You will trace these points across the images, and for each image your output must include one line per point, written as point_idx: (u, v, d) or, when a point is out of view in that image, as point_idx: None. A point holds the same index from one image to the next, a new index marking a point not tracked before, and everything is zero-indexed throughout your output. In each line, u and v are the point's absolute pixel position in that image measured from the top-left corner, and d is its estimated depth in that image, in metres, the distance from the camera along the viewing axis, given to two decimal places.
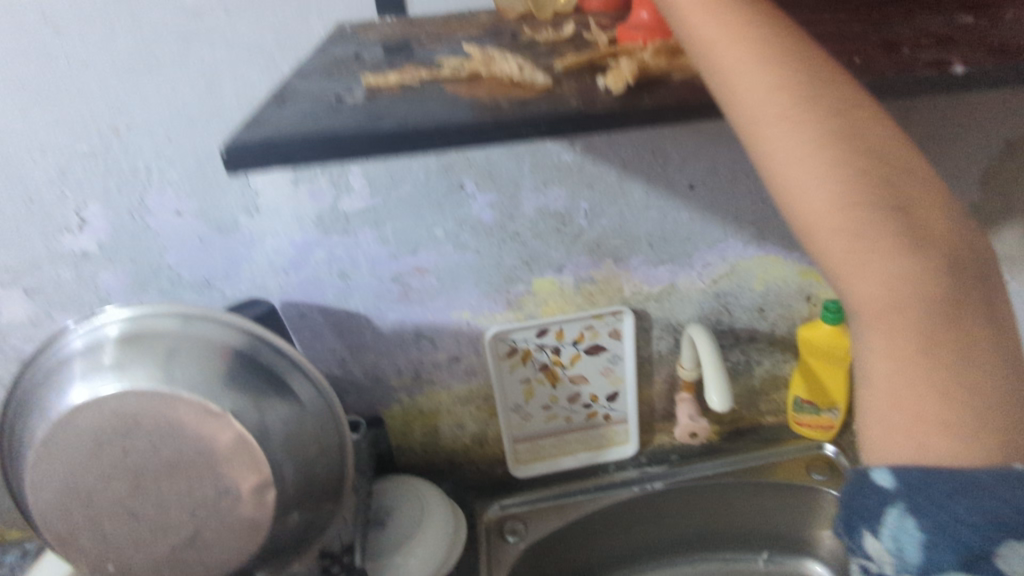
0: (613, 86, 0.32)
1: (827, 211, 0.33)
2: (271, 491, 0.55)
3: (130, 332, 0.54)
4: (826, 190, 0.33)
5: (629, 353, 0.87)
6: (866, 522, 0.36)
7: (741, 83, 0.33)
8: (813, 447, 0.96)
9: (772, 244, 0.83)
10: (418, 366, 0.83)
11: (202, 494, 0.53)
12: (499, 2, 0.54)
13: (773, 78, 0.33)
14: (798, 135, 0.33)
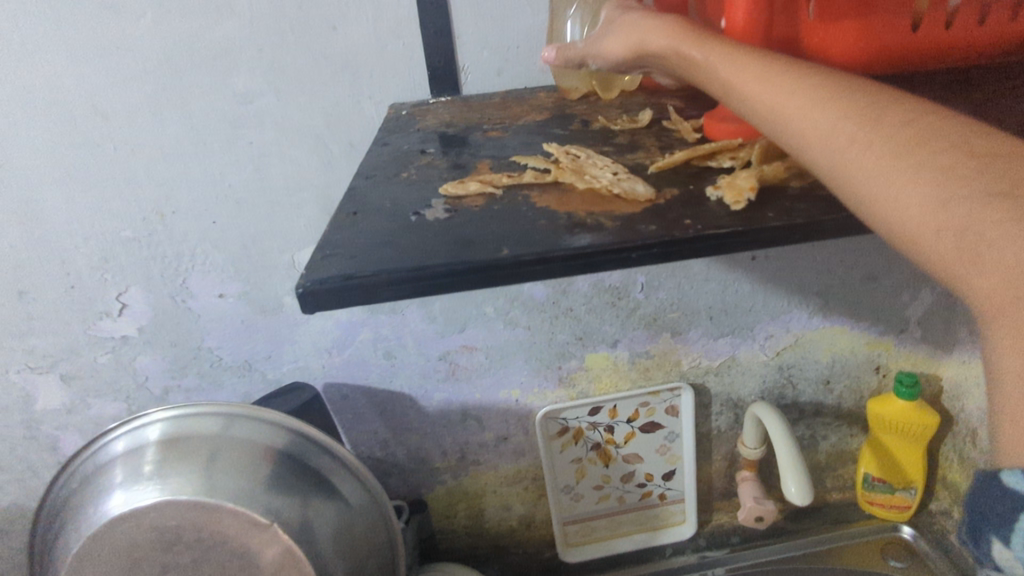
0: (734, 201, 0.29)
1: (930, 221, 0.24)
2: None
3: (171, 434, 0.50)
4: (927, 199, 0.24)
5: (686, 430, 0.81)
6: (995, 526, 0.20)
7: (799, 121, 0.29)
8: (887, 528, 0.88)
9: (840, 314, 0.78)
10: (464, 446, 0.78)
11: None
12: (562, 83, 0.53)
13: (832, 109, 0.29)
14: (890, 156, 0.26)
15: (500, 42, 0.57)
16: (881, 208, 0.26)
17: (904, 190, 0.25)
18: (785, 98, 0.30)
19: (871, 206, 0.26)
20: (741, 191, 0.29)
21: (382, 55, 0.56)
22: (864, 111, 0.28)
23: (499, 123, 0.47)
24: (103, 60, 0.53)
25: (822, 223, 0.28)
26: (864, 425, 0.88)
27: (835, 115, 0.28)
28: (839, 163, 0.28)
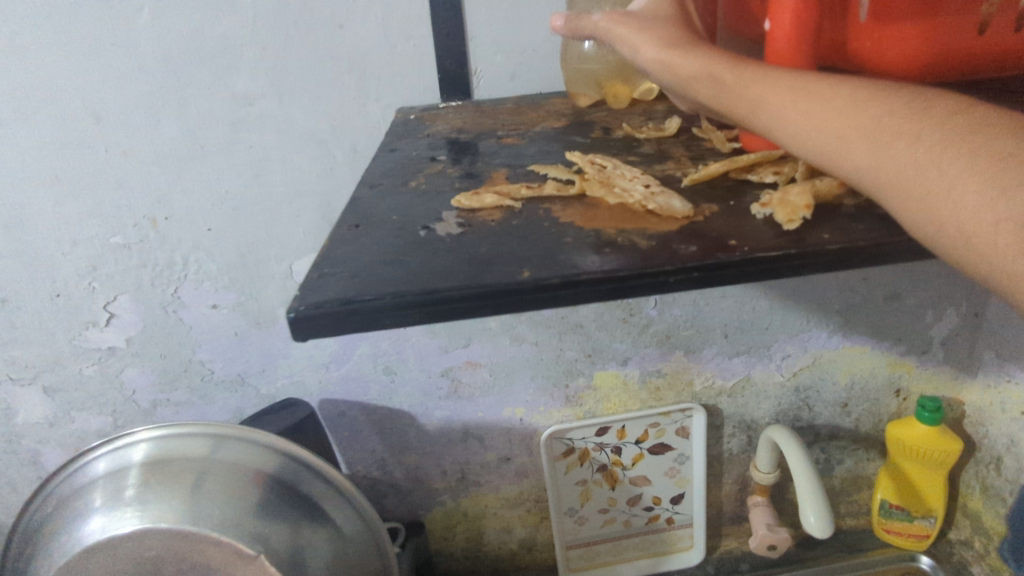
0: (786, 219, 0.26)
1: (992, 216, 0.22)
2: None
3: (157, 455, 0.47)
4: (983, 188, 0.22)
5: (698, 453, 0.78)
6: None
7: (825, 123, 0.27)
8: (904, 558, 0.84)
9: (860, 334, 0.75)
10: (465, 466, 0.75)
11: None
12: (572, 87, 0.50)
13: (857, 107, 0.27)
14: (936, 152, 0.24)
15: (514, 45, 0.54)
16: (932, 207, 0.24)
17: (956, 183, 0.23)
18: (811, 104, 0.28)
19: (915, 209, 0.24)
20: (795, 209, 0.27)
21: (390, 57, 0.53)
22: (899, 112, 0.26)
23: (513, 130, 0.44)
24: (95, 56, 0.50)
25: (886, 246, 0.25)
26: (881, 449, 0.85)
27: (868, 116, 0.26)
28: (877, 168, 0.26)
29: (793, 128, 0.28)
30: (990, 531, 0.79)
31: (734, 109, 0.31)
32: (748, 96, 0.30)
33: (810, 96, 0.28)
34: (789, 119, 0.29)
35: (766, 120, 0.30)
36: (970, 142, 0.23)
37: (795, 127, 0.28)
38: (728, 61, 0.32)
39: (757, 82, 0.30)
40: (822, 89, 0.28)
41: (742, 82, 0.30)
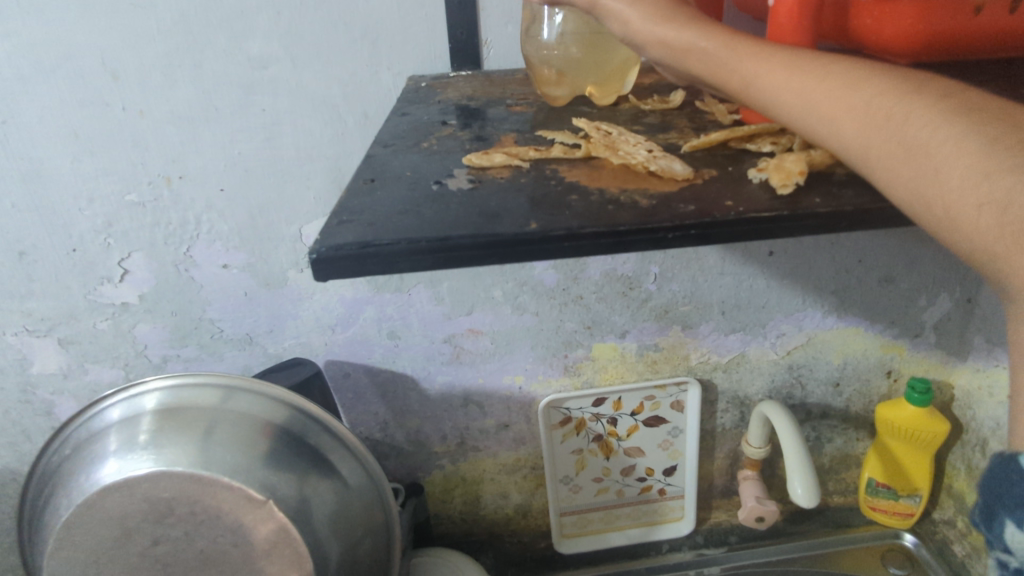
0: (780, 184, 0.28)
1: (971, 195, 0.23)
2: None
3: (168, 404, 0.49)
4: (967, 173, 0.23)
5: (691, 426, 0.80)
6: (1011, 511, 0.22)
7: (818, 103, 0.29)
8: (889, 535, 0.88)
9: (854, 315, 0.77)
10: (464, 432, 0.77)
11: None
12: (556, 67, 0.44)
13: (853, 88, 0.28)
14: (927, 136, 0.25)
15: None
16: (919, 186, 0.25)
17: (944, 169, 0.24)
18: (808, 84, 0.29)
19: (904, 189, 0.25)
20: (789, 174, 0.28)
21: (404, 25, 0.54)
22: (890, 92, 0.27)
23: (523, 99, 0.45)
24: (115, 16, 0.51)
25: (872, 213, 0.26)
26: (870, 429, 0.87)
27: (863, 98, 0.27)
28: (868, 147, 0.27)
29: (790, 106, 0.30)
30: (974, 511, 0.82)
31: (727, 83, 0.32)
32: (746, 73, 0.31)
33: (807, 76, 0.29)
34: (785, 99, 0.30)
35: (763, 97, 0.31)
36: (961, 128, 0.24)
37: (789, 105, 0.30)
38: (726, 38, 0.32)
39: (749, 58, 0.31)
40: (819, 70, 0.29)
41: (736, 57, 0.31)
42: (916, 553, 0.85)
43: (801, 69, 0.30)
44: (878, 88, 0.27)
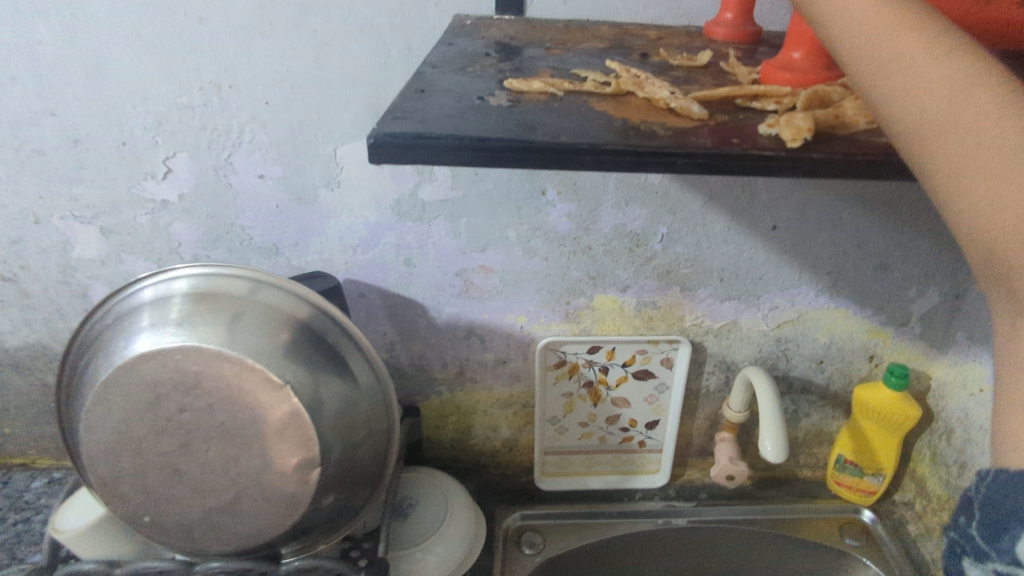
0: (791, 138, 0.30)
1: (1004, 159, 0.27)
2: (317, 470, 0.53)
3: (201, 289, 0.53)
4: (1005, 140, 0.27)
5: (677, 383, 0.85)
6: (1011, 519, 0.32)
7: (870, 33, 0.29)
8: (849, 510, 0.93)
9: (845, 297, 0.81)
10: (464, 363, 0.82)
11: (245, 464, 0.52)
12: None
13: (906, 24, 0.29)
14: (966, 89, 0.28)
15: None
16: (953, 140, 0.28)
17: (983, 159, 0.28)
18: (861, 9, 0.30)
19: (928, 132, 0.29)
20: (798, 131, 0.31)
21: None
22: (938, 36, 0.29)
23: (560, 44, 0.49)
24: None
25: (858, 161, 0.31)
26: (846, 410, 0.92)
27: (914, 38, 0.29)
28: (909, 86, 0.29)
29: (839, 31, 0.30)
30: (931, 495, 0.87)
31: None
32: None
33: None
34: (836, 21, 0.30)
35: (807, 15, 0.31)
36: (996, 90, 0.28)
37: (838, 26, 0.30)
38: None
39: None
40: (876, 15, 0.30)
41: None
42: (874, 529, 0.91)
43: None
44: (927, 31, 0.29)
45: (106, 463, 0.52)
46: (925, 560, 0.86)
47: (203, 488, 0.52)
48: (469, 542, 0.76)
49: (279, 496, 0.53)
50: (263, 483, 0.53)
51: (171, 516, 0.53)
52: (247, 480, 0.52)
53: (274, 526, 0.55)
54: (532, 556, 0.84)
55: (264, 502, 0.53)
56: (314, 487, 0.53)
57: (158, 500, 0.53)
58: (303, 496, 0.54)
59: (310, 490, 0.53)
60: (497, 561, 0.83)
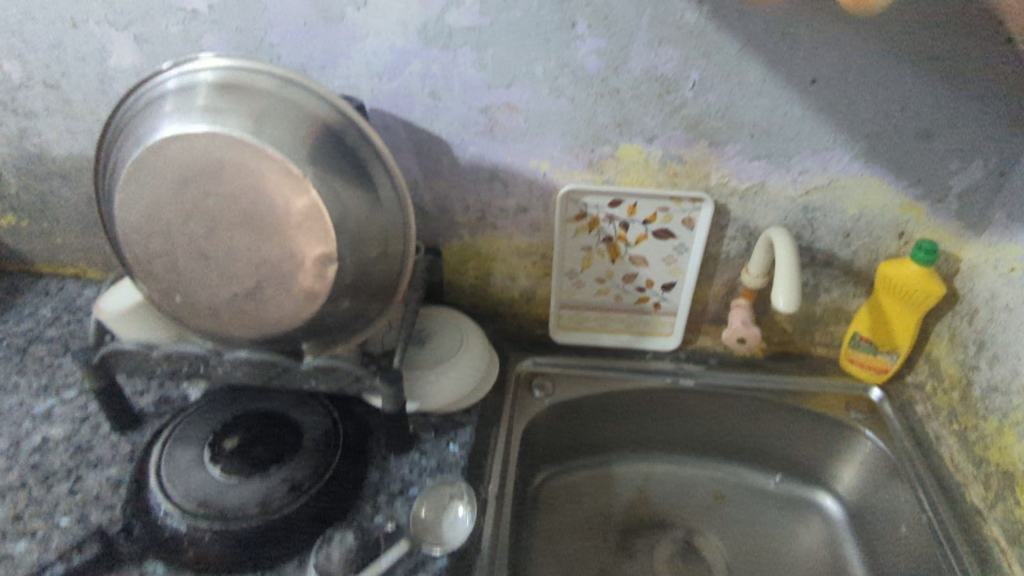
0: None
1: None
2: (333, 267, 0.57)
3: (225, 79, 0.54)
4: None
5: (697, 246, 0.85)
6: None
7: None
8: (858, 387, 0.95)
9: (882, 164, 0.78)
10: (485, 208, 0.83)
11: (264, 252, 0.56)
12: None
13: None
14: None
15: None
16: None
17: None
18: None
19: None
20: None
21: None
22: None
23: None
24: None
25: None
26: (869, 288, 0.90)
27: None
28: None
29: None
30: (943, 375, 0.87)
31: None
32: None
33: None
34: None
35: None
36: None
37: None
38: None
39: None
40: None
41: None
42: (881, 406, 0.93)
43: None
44: None
45: (141, 240, 0.57)
46: (926, 436, 0.88)
47: (229, 273, 0.57)
48: (477, 372, 0.83)
49: (298, 288, 0.58)
50: (283, 273, 0.57)
51: (201, 296, 0.59)
52: (268, 269, 0.57)
53: (295, 317, 0.59)
54: (542, 399, 0.90)
55: (283, 292, 0.58)
56: (328, 280, 0.58)
57: (189, 280, 0.58)
58: (320, 291, 0.58)
59: (324, 284, 0.58)
60: (509, 398, 0.89)
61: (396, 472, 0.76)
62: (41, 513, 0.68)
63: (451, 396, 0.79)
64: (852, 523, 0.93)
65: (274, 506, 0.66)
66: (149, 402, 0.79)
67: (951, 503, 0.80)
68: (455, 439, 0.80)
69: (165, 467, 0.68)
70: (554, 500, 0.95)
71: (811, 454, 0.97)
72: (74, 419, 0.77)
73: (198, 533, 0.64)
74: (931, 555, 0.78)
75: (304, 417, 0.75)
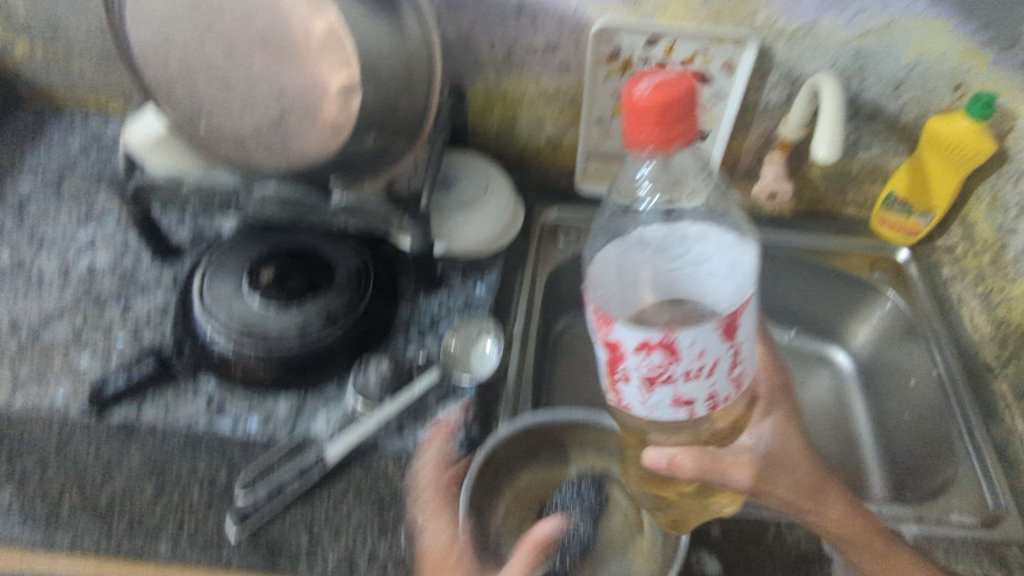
0: None
1: None
2: (355, 97, 0.59)
3: None
4: None
5: (735, 92, 0.82)
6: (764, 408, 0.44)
7: None
8: (885, 249, 0.94)
9: (949, 4, 0.72)
10: (512, 44, 0.80)
11: (294, 82, 0.61)
12: None
13: None
14: None
15: None
16: None
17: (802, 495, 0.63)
18: None
19: None
20: None
21: None
22: None
23: None
24: None
25: None
26: (910, 144, 0.86)
27: None
28: None
29: None
30: (976, 239, 0.86)
31: None
32: None
33: None
34: None
35: None
36: None
37: None
38: None
39: None
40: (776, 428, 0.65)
41: None
42: (905, 268, 0.92)
43: None
44: None
45: (160, 64, 0.63)
46: (948, 298, 0.88)
47: (251, 102, 0.63)
48: (504, 218, 0.83)
49: (324, 121, 0.62)
50: (313, 101, 0.62)
51: (225, 126, 0.65)
52: (292, 97, 0.62)
53: (325, 147, 0.63)
54: (565, 249, 0.92)
55: (314, 121, 0.62)
56: (351, 108, 0.60)
57: (210, 107, 0.64)
58: (343, 125, 0.61)
59: (349, 112, 0.60)
60: (533, 246, 0.91)
61: (425, 310, 0.79)
62: (99, 332, 0.74)
63: (477, 240, 0.81)
64: (860, 376, 0.97)
65: (312, 334, 0.70)
66: (184, 235, 0.83)
67: (965, 361, 0.82)
68: (483, 281, 0.83)
69: (206, 296, 0.71)
70: (572, 347, 0.99)
71: (830, 313, 0.99)
72: (117, 248, 0.81)
73: (243, 356, 0.68)
74: (939, 405, 0.81)
75: (335, 254, 0.76)
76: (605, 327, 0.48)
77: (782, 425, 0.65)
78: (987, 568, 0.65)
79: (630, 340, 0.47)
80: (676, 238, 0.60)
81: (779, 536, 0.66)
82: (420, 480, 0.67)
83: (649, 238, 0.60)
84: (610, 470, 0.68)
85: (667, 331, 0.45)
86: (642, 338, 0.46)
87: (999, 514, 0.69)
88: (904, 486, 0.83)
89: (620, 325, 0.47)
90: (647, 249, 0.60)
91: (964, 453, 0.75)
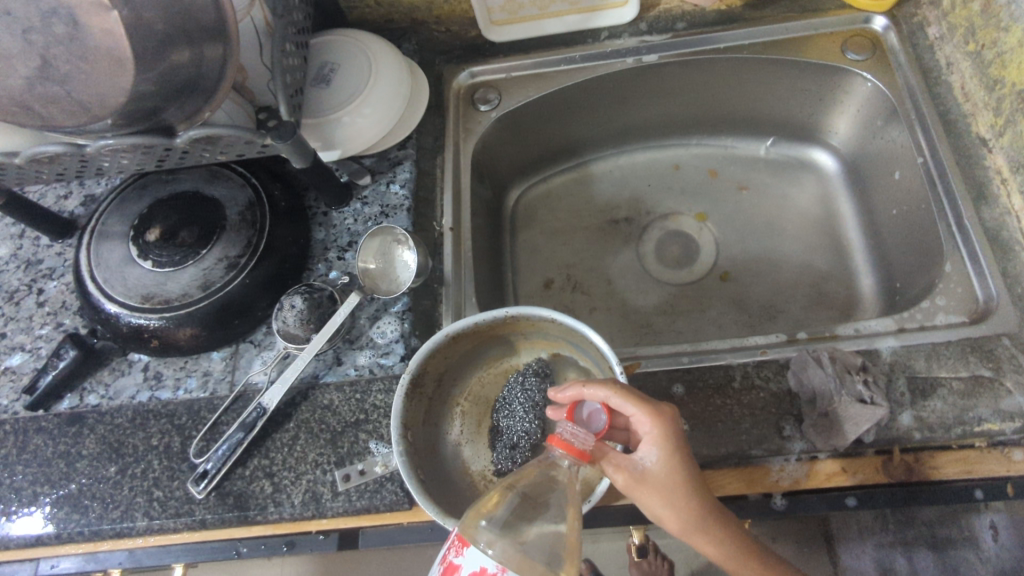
0: None
1: (713, 534, 0.52)
2: (114, 12, 0.47)
3: None
4: (733, 548, 0.52)
5: None
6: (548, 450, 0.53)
7: (712, 555, 0.53)
8: (858, 22, 0.79)
9: None
10: None
11: (21, 10, 0.46)
12: None
13: (743, 549, 0.53)
14: (715, 546, 0.52)
15: None
16: (729, 557, 0.53)
17: (715, 554, 0.53)
18: (729, 554, 0.52)
19: (710, 552, 0.53)
20: None
21: None
22: (728, 538, 0.52)
23: None
24: None
25: None
26: None
27: (729, 550, 0.52)
28: (711, 545, 0.52)
29: (709, 550, 0.53)
30: None
31: (735, 527, 0.53)
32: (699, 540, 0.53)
33: (729, 548, 0.52)
34: (727, 549, 0.52)
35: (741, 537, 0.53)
36: (718, 549, 0.52)
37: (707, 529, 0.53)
38: (633, 405, 0.51)
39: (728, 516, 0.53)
40: (651, 439, 0.51)
41: (709, 538, 0.52)
42: (882, 38, 0.78)
43: (728, 543, 0.52)
44: (709, 538, 0.52)
45: None
46: (935, 64, 0.74)
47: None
48: (401, 102, 0.73)
49: (97, 55, 0.48)
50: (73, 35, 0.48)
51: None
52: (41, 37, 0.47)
53: (111, 94, 0.50)
54: (489, 113, 0.83)
55: (80, 61, 0.48)
56: (127, 33, 0.47)
57: None
58: (123, 51, 0.48)
59: (126, 40, 0.48)
60: (452, 118, 0.83)
61: (340, 226, 0.73)
62: (22, 327, 0.73)
63: (376, 135, 0.72)
64: (846, 173, 0.87)
65: (215, 285, 0.65)
66: (75, 205, 0.78)
67: (953, 139, 0.70)
68: (396, 178, 0.75)
69: (98, 271, 0.67)
70: (530, 213, 0.94)
71: (802, 110, 0.86)
72: (12, 237, 0.78)
73: (153, 325, 0.65)
74: (922, 197, 0.72)
75: (220, 191, 0.70)
76: (456, 549, 0.46)
77: (650, 502, 0.51)
78: (974, 367, 0.60)
79: (469, 566, 0.44)
80: (539, 491, 0.52)
81: (745, 381, 0.63)
82: (368, 406, 0.65)
83: (499, 516, 0.50)
84: (559, 353, 0.65)
85: (501, 568, 0.43)
86: (480, 567, 0.44)
87: (986, 308, 0.63)
88: (895, 288, 0.77)
89: (474, 551, 0.44)
90: (498, 529, 0.48)
91: (952, 246, 0.67)
